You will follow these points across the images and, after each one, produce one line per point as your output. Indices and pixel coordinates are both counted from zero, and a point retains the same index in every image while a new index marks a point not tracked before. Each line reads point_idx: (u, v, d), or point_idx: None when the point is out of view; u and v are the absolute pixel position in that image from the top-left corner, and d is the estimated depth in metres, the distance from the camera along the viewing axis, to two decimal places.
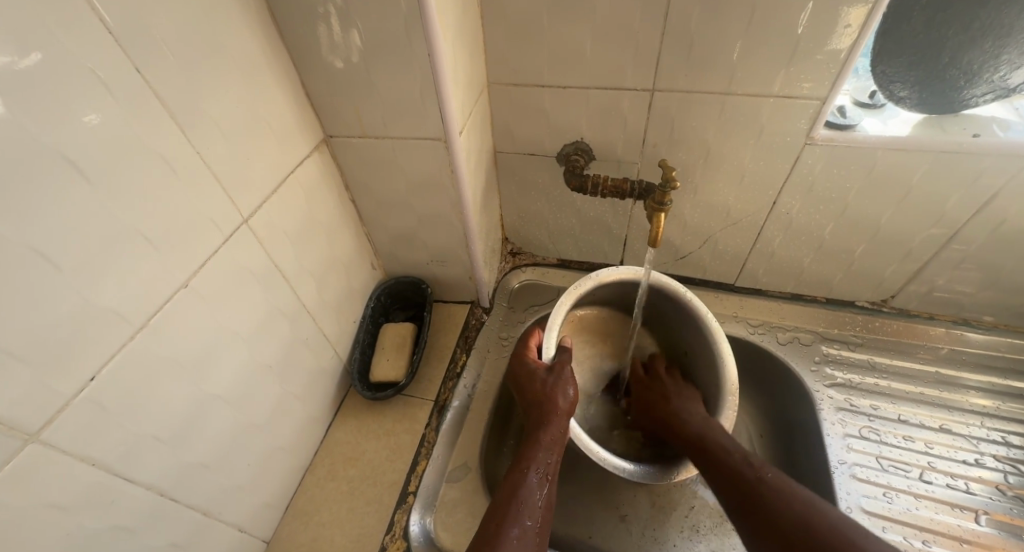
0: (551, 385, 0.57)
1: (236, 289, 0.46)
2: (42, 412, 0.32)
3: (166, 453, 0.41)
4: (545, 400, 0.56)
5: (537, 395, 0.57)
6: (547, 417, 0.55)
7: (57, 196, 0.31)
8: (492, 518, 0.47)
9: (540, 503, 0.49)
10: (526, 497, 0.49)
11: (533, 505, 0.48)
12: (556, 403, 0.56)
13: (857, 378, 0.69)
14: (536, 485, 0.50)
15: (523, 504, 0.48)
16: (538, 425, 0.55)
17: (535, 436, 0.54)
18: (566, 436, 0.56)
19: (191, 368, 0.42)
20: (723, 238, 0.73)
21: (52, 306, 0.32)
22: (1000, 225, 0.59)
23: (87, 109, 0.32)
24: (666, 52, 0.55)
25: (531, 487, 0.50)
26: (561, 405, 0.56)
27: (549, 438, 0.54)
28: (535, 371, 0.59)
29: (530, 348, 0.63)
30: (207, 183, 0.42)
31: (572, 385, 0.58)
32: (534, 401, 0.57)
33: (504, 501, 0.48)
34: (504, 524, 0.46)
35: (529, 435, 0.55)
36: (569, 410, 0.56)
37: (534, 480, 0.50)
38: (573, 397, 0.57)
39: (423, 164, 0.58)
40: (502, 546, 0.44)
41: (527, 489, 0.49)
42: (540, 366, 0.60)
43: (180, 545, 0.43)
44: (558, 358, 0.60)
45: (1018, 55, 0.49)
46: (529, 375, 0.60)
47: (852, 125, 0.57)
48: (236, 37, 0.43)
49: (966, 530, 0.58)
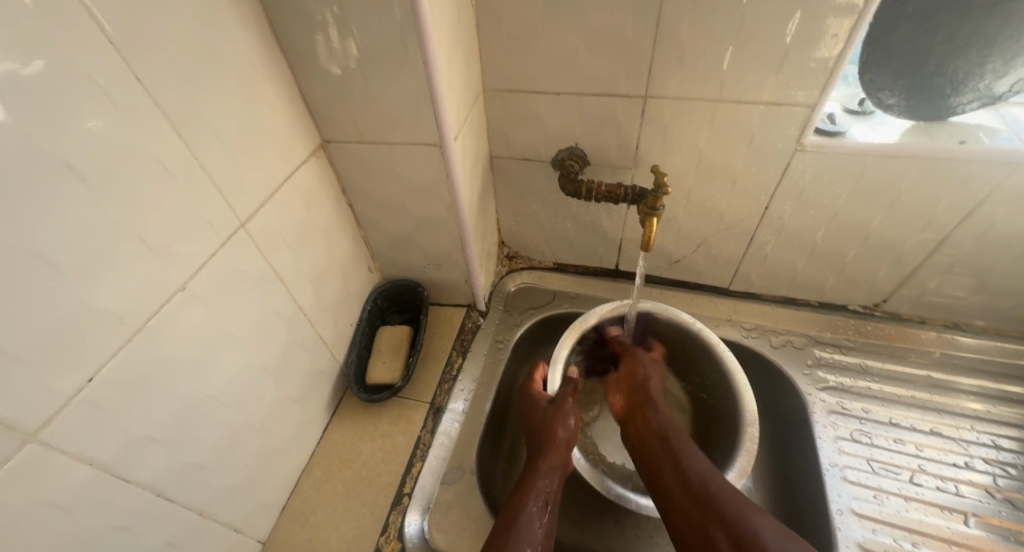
0: (552, 415, 0.59)
1: (233, 292, 0.47)
2: (41, 411, 0.32)
3: (163, 454, 0.41)
4: (545, 430, 0.58)
5: (536, 426, 0.60)
6: (547, 448, 0.56)
7: (58, 200, 0.32)
8: (492, 543, 0.46)
9: (541, 533, 0.48)
10: (524, 522, 0.48)
11: (534, 534, 0.47)
12: (557, 434, 0.57)
13: (849, 381, 0.70)
14: (537, 514, 0.49)
15: (521, 529, 0.47)
16: (538, 454, 0.56)
17: (534, 464, 0.55)
18: (567, 467, 0.57)
19: (188, 370, 0.42)
20: (717, 242, 0.74)
21: (53, 308, 0.32)
22: (989, 230, 0.59)
23: (89, 115, 0.33)
24: (658, 59, 0.56)
25: (532, 515, 0.49)
26: (561, 436, 0.57)
27: (548, 467, 0.55)
28: (538, 403, 0.62)
29: (536, 382, 0.66)
30: (206, 188, 0.43)
31: (572, 416, 0.59)
32: (536, 431, 0.59)
33: (505, 526, 0.47)
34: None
35: (529, 465, 0.56)
36: (569, 440, 0.58)
37: (534, 509, 0.50)
38: (573, 427, 0.58)
39: (419, 169, 0.59)
40: None
41: (527, 518, 0.49)
42: (543, 398, 0.63)
43: (175, 545, 0.43)
44: (560, 390, 0.62)
45: (1002, 65, 0.50)
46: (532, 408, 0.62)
47: (841, 132, 0.58)
48: (235, 45, 0.44)
49: (956, 532, 0.58)
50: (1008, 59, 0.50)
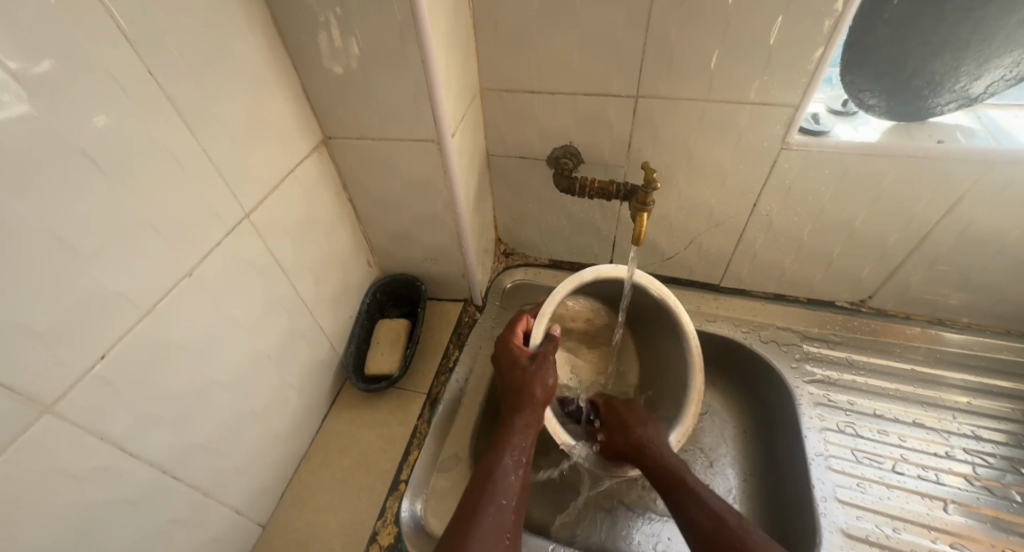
0: (530, 372, 0.58)
1: (238, 279, 0.49)
2: (57, 384, 0.34)
3: (170, 433, 0.43)
4: (521, 385, 0.58)
5: (508, 380, 0.60)
6: (522, 405, 0.57)
7: (73, 185, 0.34)
8: (470, 501, 0.48)
9: (516, 485, 0.51)
10: (503, 480, 0.50)
11: (509, 487, 0.50)
12: (537, 388, 0.57)
13: (835, 374, 0.72)
14: (511, 468, 0.52)
15: (498, 486, 0.49)
16: (512, 410, 0.57)
17: (509, 421, 0.56)
18: (540, 424, 0.57)
19: (196, 353, 0.44)
20: (707, 239, 0.76)
21: (67, 286, 0.34)
22: (967, 227, 0.62)
23: (104, 106, 0.35)
24: (648, 61, 0.58)
25: (507, 470, 0.51)
26: (538, 395, 0.57)
27: (519, 411, 0.56)
28: (507, 351, 0.61)
29: (517, 335, 0.63)
30: (213, 179, 0.45)
31: (552, 374, 0.59)
32: (511, 386, 0.58)
33: (480, 483, 0.50)
34: (479, 505, 0.48)
35: (503, 420, 0.57)
36: (546, 399, 0.58)
37: (510, 463, 0.52)
38: (552, 385, 0.59)
39: (417, 164, 0.61)
40: (476, 524, 0.46)
41: (502, 472, 0.51)
42: (515, 350, 0.61)
43: (180, 521, 0.45)
44: (542, 348, 0.61)
45: (975, 67, 0.53)
46: (504, 357, 0.61)
47: (826, 131, 0.60)
48: (242, 43, 0.46)
49: (935, 518, 0.60)
50: (981, 62, 0.52)
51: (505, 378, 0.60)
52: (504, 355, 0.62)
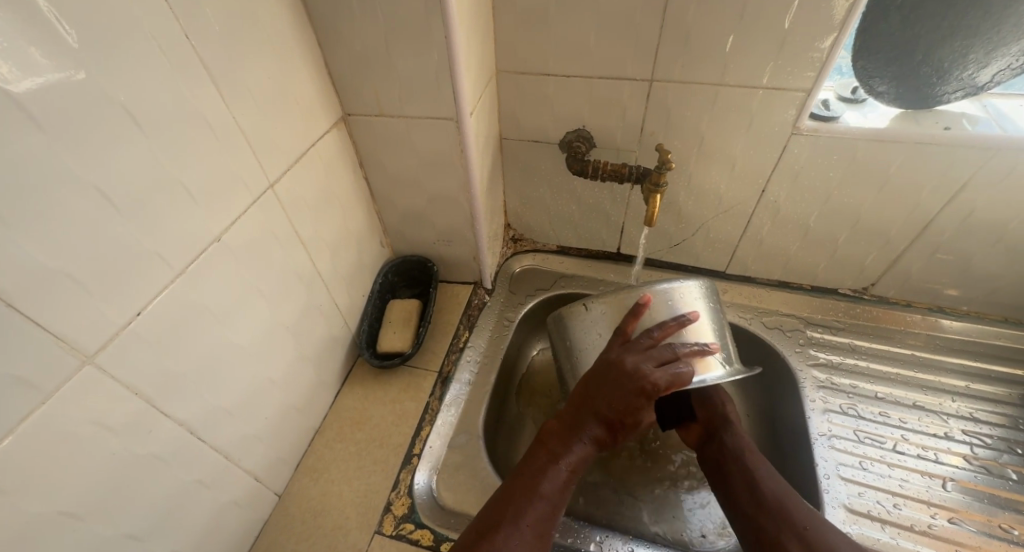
0: (633, 428, 0.50)
1: (260, 248, 0.49)
2: (97, 336, 0.35)
3: (198, 395, 0.44)
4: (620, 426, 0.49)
5: (617, 411, 0.48)
6: (603, 437, 0.49)
7: (115, 142, 0.34)
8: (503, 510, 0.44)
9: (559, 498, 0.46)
10: (551, 497, 0.46)
11: (551, 503, 0.45)
12: (622, 439, 0.50)
13: (837, 359, 0.73)
14: (558, 483, 0.47)
15: (542, 500, 0.45)
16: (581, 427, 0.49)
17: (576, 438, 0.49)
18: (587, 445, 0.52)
19: (221, 318, 0.45)
20: (715, 226, 0.77)
21: (107, 241, 0.35)
22: (969, 216, 0.63)
23: (145, 64, 0.36)
24: (664, 45, 0.59)
25: (553, 481, 0.47)
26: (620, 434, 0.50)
27: (594, 441, 0.49)
28: (644, 397, 0.47)
29: (662, 376, 0.48)
30: (242, 147, 0.45)
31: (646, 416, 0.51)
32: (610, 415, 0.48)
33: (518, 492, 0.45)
34: (517, 519, 0.43)
35: (565, 429, 0.50)
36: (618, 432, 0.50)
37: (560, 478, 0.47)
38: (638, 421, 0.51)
39: (434, 142, 0.62)
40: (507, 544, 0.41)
41: (548, 486, 0.46)
42: (650, 400, 0.48)
43: (203, 482, 0.46)
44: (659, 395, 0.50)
45: (983, 55, 0.55)
46: (641, 395, 0.47)
47: (836, 117, 0.61)
48: (272, 14, 0.47)
49: (934, 494, 0.61)
50: (989, 50, 0.55)
51: (616, 407, 0.48)
52: (641, 393, 0.47)
